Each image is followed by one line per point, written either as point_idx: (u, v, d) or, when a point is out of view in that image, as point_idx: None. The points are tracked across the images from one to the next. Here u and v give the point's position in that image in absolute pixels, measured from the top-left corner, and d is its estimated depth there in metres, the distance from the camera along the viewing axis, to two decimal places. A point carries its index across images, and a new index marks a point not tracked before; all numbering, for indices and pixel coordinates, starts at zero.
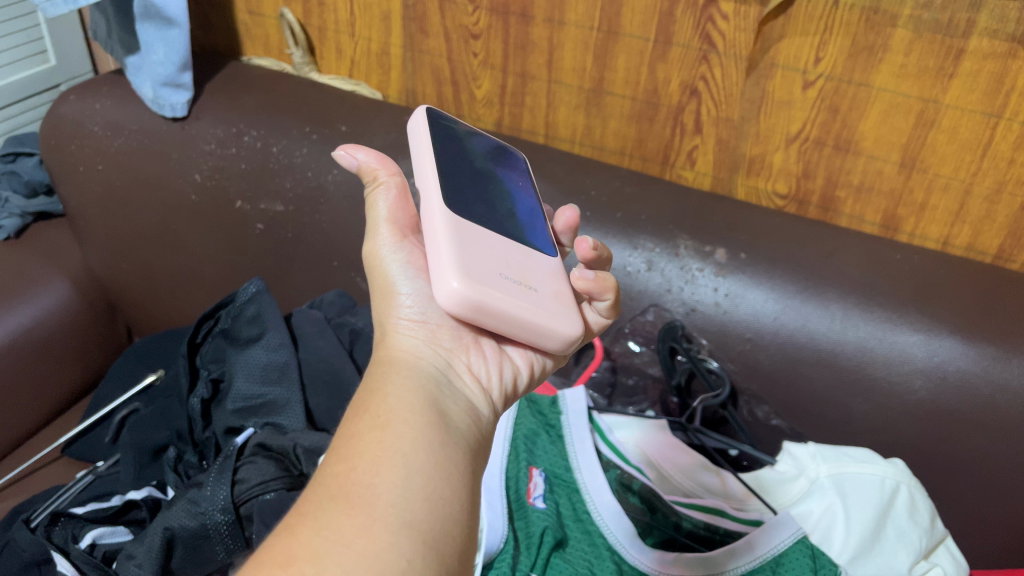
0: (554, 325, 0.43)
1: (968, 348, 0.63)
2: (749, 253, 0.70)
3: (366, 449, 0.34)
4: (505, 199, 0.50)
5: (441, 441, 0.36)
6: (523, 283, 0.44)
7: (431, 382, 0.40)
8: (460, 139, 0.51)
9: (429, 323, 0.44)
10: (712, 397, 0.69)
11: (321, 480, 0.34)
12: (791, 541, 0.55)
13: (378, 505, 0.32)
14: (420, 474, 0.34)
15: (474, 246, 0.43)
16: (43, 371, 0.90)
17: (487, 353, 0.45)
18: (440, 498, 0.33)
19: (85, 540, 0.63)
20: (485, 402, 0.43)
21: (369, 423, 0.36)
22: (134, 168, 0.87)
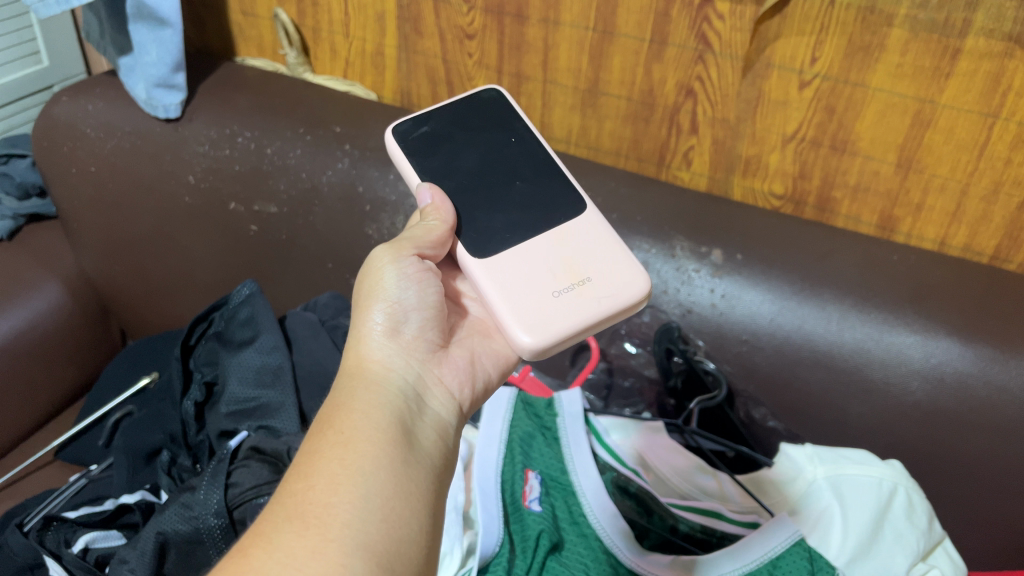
0: (620, 304, 0.49)
1: (965, 349, 0.63)
2: (745, 254, 0.70)
3: (326, 466, 0.35)
4: (500, 166, 0.54)
5: (403, 459, 0.37)
6: (573, 282, 0.50)
7: (401, 396, 0.41)
8: (445, 135, 0.54)
9: (403, 334, 0.44)
10: (708, 399, 0.70)
11: (280, 496, 0.34)
12: (788, 544, 0.54)
13: (333, 526, 0.32)
14: (378, 495, 0.34)
15: (519, 288, 0.49)
16: (36, 375, 0.90)
17: (458, 366, 0.46)
18: (397, 519, 0.34)
19: (78, 545, 0.63)
20: (454, 414, 0.44)
21: (331, 439, 0.36)
22: (127, 170, 0.87)
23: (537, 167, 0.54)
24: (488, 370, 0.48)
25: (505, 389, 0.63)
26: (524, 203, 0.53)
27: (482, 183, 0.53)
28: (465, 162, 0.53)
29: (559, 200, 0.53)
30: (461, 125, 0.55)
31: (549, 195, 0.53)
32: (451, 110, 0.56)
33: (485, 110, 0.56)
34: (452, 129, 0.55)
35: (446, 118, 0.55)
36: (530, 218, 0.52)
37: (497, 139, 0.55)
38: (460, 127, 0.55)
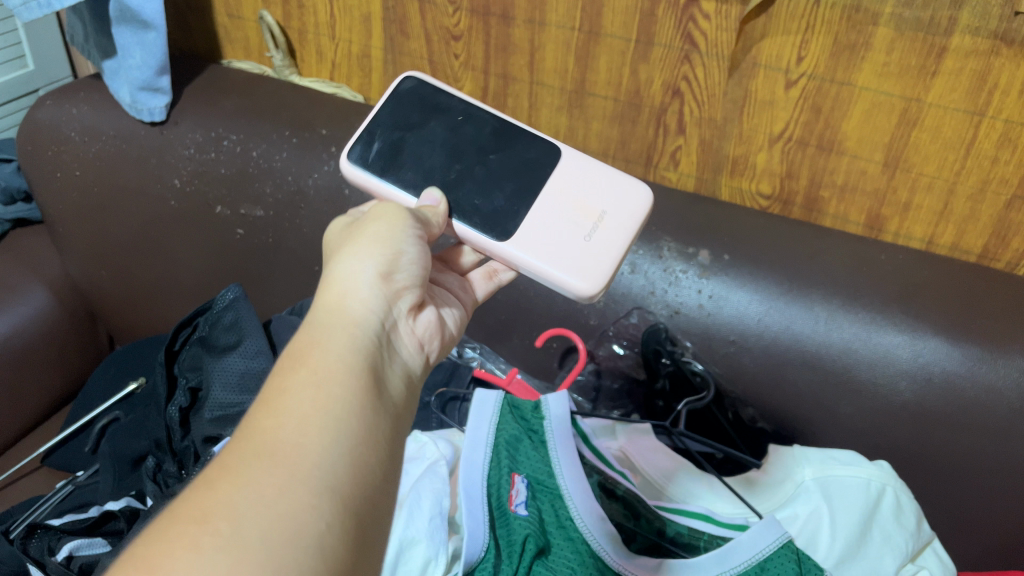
0: (628, 197, 0.54)
1: (953, 348, 0.63)
2: (732, 255, 0.70)
3: (298, 405, 0.31)
4: (462, 142, 0.54)
5: (375, 407, 0.33)
6: (592, 217, 0.53)
7: (377, 344, 0.37)
8: (405, 142, 0.53)
9: (396, 281, 0.40)
10: (697, 400, 0.69)
11: (248, 432, 0.31)
12: (775, 546, 0.53)
13: (302, 465, 0.29)
14: (349, 439, 0.31)
15: (552, 252, 0.51)
16: (21, 381, 0.89)
17: (424, 319, 0.43)
18: (365, 465, 0.31)
19: (61, 553, 0.61)
20: (419, 363, 0.40)
21: (305, 377, 0.32)
22: (112, 174, 0.86)
23: (496, 136, 0.54)
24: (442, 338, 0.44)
25: (493, 393, 0.63)
26: (509, 172, 0.54)
27: (460, 173, 0.53)
28: (437, 159, 0.53)
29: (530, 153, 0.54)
30: (404, 123, 0.54)
31: (521, 153, 0.54)
32: (384, 117, 0.54)
33: (414, 98, 0.55)
34: (402, 133, 0.53)
35: (388, 124, 0.54)
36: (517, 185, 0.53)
37: (447, 121, 0.54)
38: (405, 129, 0.54)
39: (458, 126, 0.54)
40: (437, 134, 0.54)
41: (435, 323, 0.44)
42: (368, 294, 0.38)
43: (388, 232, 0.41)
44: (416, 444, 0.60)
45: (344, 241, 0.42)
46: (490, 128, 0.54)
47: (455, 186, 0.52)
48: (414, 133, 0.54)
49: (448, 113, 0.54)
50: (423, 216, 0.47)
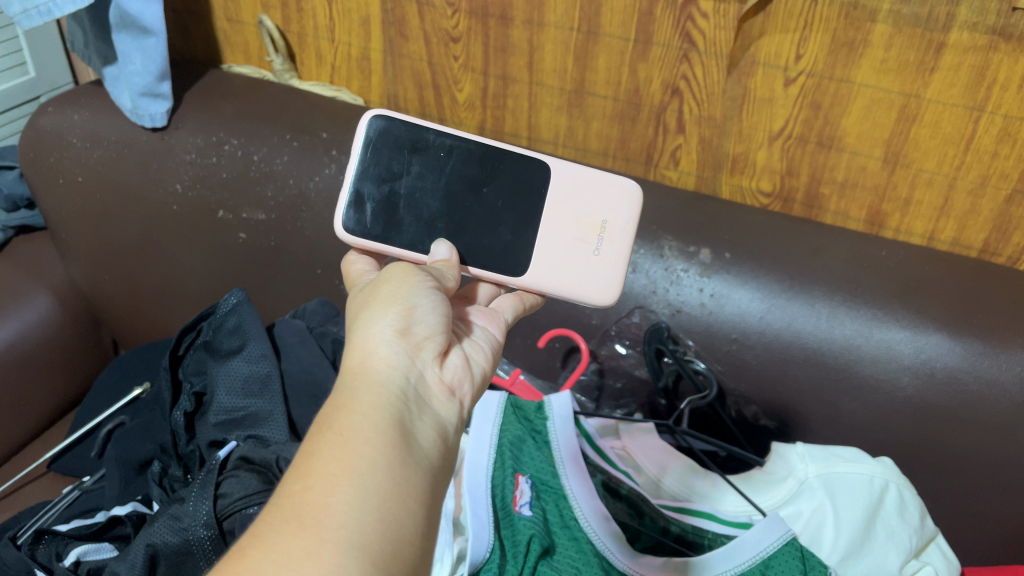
0: (626, 205, 0.56)
1: (955, 343, 0.63)
2: (733, 253, 0.70)
3: (322, 467, 0.30)
4: (455, 180, 0.52)
5: (406, 462, 0.31)
6: (595, 230, 0.55)
7: (403, 399, 0.34)
8: (399, 195, 0.51)
9: (416, 333, 0.38)
10: (700, 399, 0.68)
11: (274, 501, 0.29)
12: (780, 543, 0.54)
13: (329, 528, 0.28)
14: (377, 495, 0.29)
15: (572, 275, 0.54)
16: (27, 386, 0.90)
17: (454, 363, 0.40)
18: (396, 520, 0.29)
19: (68, 558, 0.61)
20: (455, 411, 0.37)
21: (329, 438, 0.31)
22: (114, 180, 0.86)
23: (483, 164, 0.52)
24: (482, 376, 0.42)
25: (496, 394, 0.63)
26: (506, 200, 0.53)
27: (462, 214, 0.52)
28: (435, 208, 0.51)
29: (522, 174, 0.54)
30: (389, 172, 0.51)
31: (513, 174, 0.53)
32: (365, 169, 0.51)
33: (391, 142, 0.51)
34: (391, 186, 0.51)
35: (373, 179, 0.51)
36: (519, 215, 0.54)
37: (432, 161, 0.52)
38: (392, 178, 0.51)
39: (445, 163, 0.52)
40: (429, 180, 0.51)
41: (471, 363, 0.42)
42: (389, 346, 0.36)
43: (400, 286, 0.40)
44: None
45: (357, 303, 0.40)
46: (474, 153, 0.52)
47: (460, 230, 0.52)
48: (406, 182, 0.51)
49: (430, 150, 0.52)
50: (436, 268, 0.45)
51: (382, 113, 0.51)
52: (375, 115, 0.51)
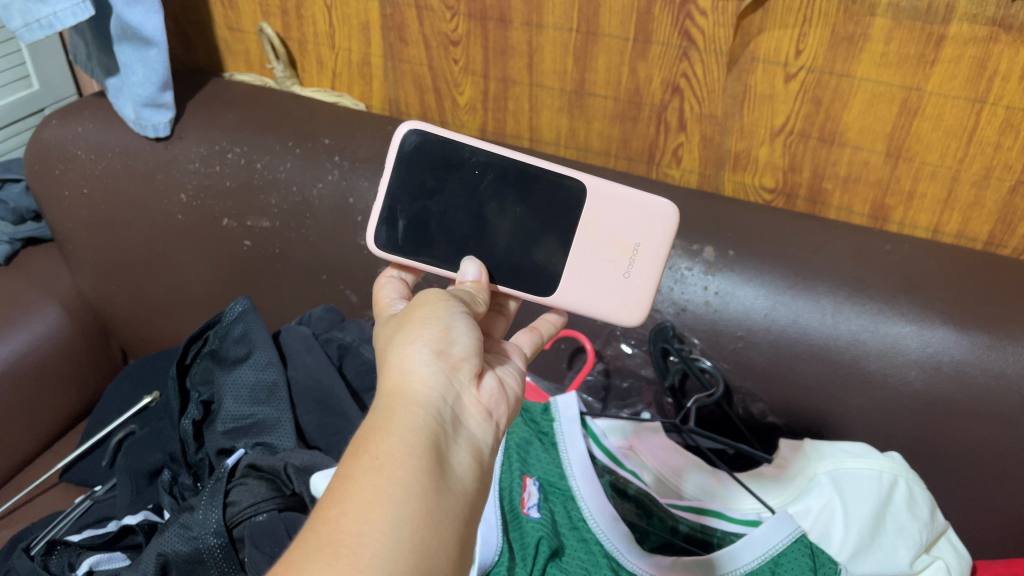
0: (663, 229, 0.54)
1: (962, 337, 0.63)
2: (737, 250, 0.70)
3: (358, 493, 0.30)
4: (488, 201, 0.51)
5: (440, 488, 0.31)
6: (627, 251, 0.54)
7: (440, 423, 0.34)
8: (430, 217, 0.51)
9: (452, 354, 0.38)
10: (707, 397, 0.68)
11: (310, 525, 0.29)
12: (789, 541, 0.54)
13: (364, 555, 0.27)
14: (410, 524, 0.29)
15: (600, 296, 0.54)
16: (37, 398, 0.90)
17: (490, 385, 0.40)
18: (428, 548, 0.29)
19: (81, 567, 0.61)
20: (490, 434, 0.37)
21: (366, 463, 0.31)
22: (118, 190, 0.87)
23: (517, 182, 0.51)
24: (514, 398, 0.42)
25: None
26: (538, 219, 0.52)
27: (494, 234, 0.51)
28: (467, 227, 0.51)
29: (555, 194, 0.52)
30: (422, 189, 0.50)
31: (546, 194, 0.52)
32: (399, 184, 0.50)
33: (426, 158, 0.50)
34: (424, 203, 0.50)
35: (406, 197, 0.50)
36: (552, 232, 0.53)
37: (466, 180, 0.50)
38: (425, 196, 0.50)
39: (478, 182, 0.51)
40: (462, 199, 0.51)
41: (504, 384, 0.41)
42: (427, 368, 0.36)
43: (437, 309, 0.40)
44: None
45: (394, 325, 0.40)
46: (507, 172, 0.51)
47: (489, 253, 0.51)
48: (439, 200, 0.50)
49: (463, 168, 0.50)
50: (466, 292, 0.46)
51: (418, 124, 0.49)
52: (411, 128, 0.49)
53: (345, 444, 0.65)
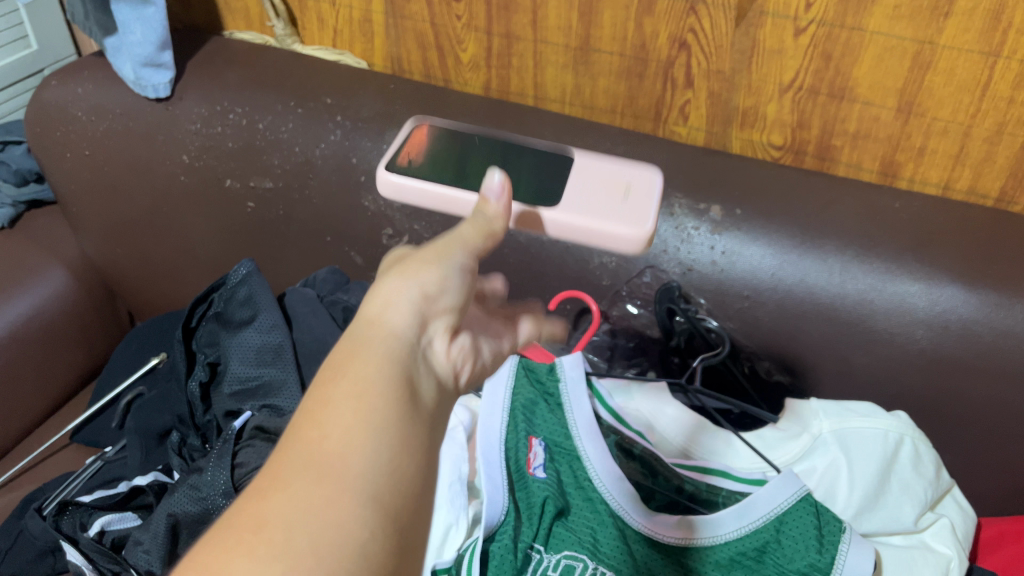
0: (653, 179, 0.53)
1: (969, 295, 0.62)
2: (744, 209, 0.69)
3: (353, 407, 0.29)
4: (485, 145, 0.53)
5: (431, 426, 0.31)
6: (621, 189, 0.52)
7: (442, 355, 0.34)
8: (429, 160, 0.53)
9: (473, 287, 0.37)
10: (713, 356, 0.67)
11: (296, 426, 0.28)
12: (794, 499, 0.53)
13: (353, 478, 0.27)
14: (402, 453, 0.29)
15: (599, 213, 0.50)
16: (46, 360, 0.91)
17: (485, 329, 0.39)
18: (413, 484, 0.29)
19: (93, 528, 0.61)
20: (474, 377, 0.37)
21: (367, 379, 0.30)
22: (120, 152, 0.86)
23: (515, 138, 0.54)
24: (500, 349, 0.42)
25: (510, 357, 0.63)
26: (535, 161, 0.53)
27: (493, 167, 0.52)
28: (468, 162, 0.52)
29: (555, 150, 0.54)
30: (424, 147, 0.54)
31: (548, 149, 0.54)
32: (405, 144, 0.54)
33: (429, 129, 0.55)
34: (427, 151, 0.53)
35: (410, 151, 0.53)
36: (551, 172, 0.52)
37: (464, 139, 0.54)
38: (428, 151, 0.53)
39: (477, 136, 0.54)
40: (462, 150, 0.53)
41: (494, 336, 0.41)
42: (450, 296, 0.35)
43: (467, 237, 0.38)
44: None
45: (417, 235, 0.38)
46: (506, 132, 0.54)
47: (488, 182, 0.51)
48: (439, 151, 0.53)
49: (462, 132, 0.54)
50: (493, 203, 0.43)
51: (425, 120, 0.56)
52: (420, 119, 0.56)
53: None
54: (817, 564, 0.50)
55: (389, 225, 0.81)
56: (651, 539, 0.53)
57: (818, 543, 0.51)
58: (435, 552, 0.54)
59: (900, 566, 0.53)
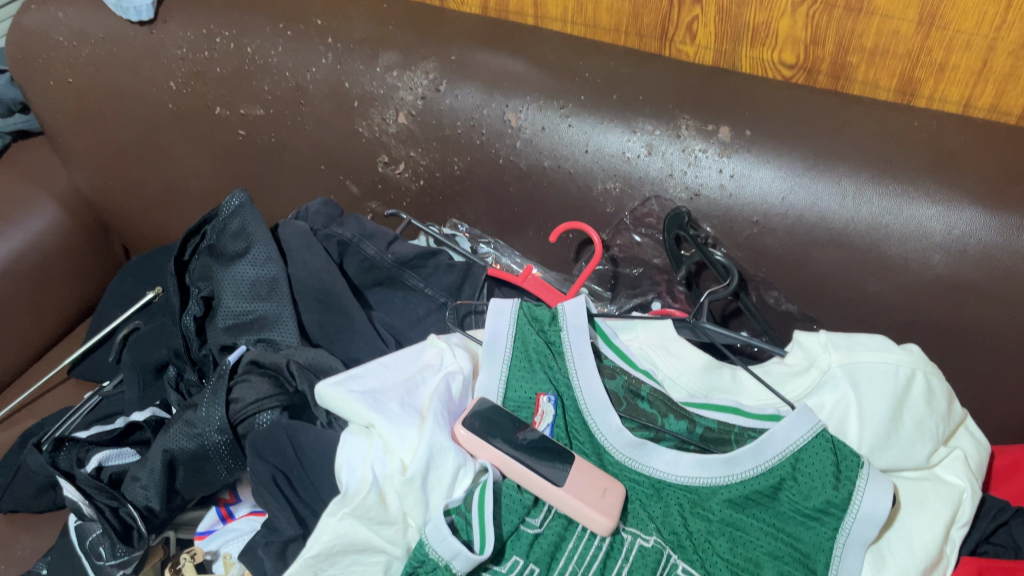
0: None
1: (989, 218, 0.60)
2: (754, 130, 0.67)
3: None
4: None
5: None
6: None
7: None
8: None
9: None
10: (721, 290, 0.64)
11: None
12: (810, 436, 0.51)
13: None
14: None
15: None
16: (40, 295, 0.89)
17: None
18: None
19: (89, 464, 0.60)
20: None
21: None
22: (105, 79, 0.83)
23: None
24: None
25: (509, 301, 0.58)
26: None
27: None
28: None
29: None
30: None
31: None
32: None
33: None
34: None
35: None
36: None
37: None
38: None
39: None
40: None
41: None
42: None
43: None
44: (433, 351, 0.56)
45: None
46: None
47: None
48: None
49: None
50: None
51: None
52: None
53: (350, 344, 0.63)
54: (834, 501, 0.49)
55: (385, 152, 0.78)
56: (675, 482, 0.53)
57: (835, 479, 0.50)
58: (444, 493, 0.47)
59: (914, 501, 0.52)
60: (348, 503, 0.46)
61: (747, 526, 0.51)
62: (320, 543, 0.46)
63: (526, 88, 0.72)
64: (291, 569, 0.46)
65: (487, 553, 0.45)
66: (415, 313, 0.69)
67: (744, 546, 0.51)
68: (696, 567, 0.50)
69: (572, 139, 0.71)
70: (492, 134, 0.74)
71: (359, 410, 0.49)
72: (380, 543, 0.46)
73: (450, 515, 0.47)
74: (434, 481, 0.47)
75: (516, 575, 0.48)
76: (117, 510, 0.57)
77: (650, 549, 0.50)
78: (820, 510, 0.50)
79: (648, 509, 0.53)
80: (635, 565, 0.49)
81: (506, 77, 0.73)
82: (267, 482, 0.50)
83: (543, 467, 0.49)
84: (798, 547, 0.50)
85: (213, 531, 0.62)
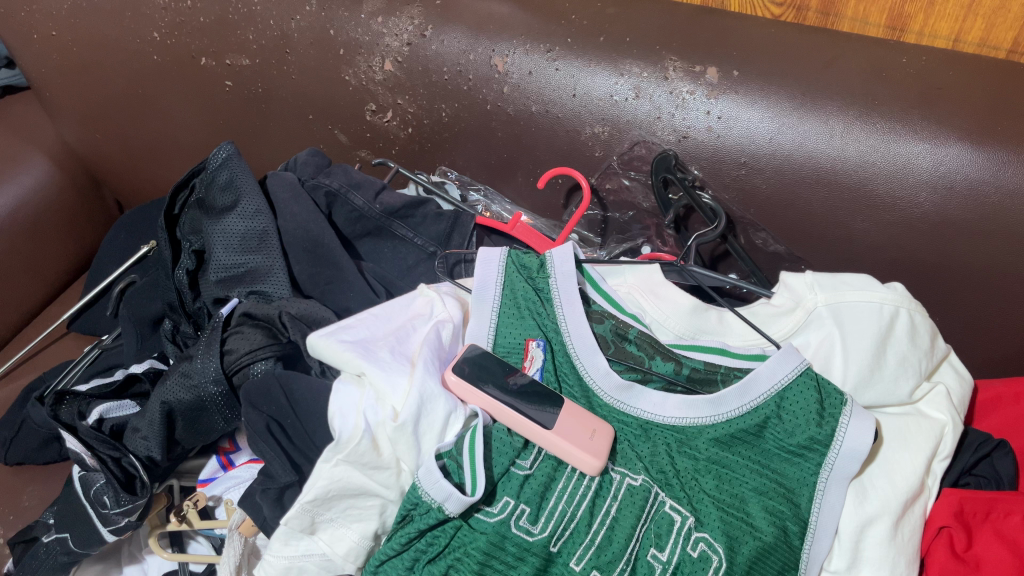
0: None
1: (978, 153, 0.60)
2: (742, 70, 0.66)
3: None
4: None
5: None
6: None
7: None
8: None
9: None
10: (709, 233, 0.63)
11: None
12: (794, 375, 0.52)
13: None
14: None
15: None
16: (35, 252, 0.90)
17: None
18: None
19: (92, 416, 0.61)
20: None
21: None
22: (88, 31, 0.82)
23: None
24: None
25: (497, 249, 0.59)
26: None
27: None
28: None
29: None
30: None
31: None
32: None
33: None
34: None
35: None
36: None
37: None
38: None
39: None
40: None
41: None
42: None
43: None
44: (423, 301, 0.57)
45: None
46: None
47: None
48: None
49: None
50: None
51: None
52: None
53: (341, 294, 0.64)
54: (817, 437, 0.51)
55: (373, 100, 0.78)
56: (663, 423, 0.53)
57: (819, 416, 0.51)
58: (435, 438, 0.48)
59: (897, 435, 0.53)
60: (342, 449, 0.47)
61: (732, 464, 0.52)
62: (316, 489, 0.46)
63: (512, 32, 0.72)
64: (288, 515, 0.47)
65: (478, 494, 0.45)
66: (405, 262, 0.70)
67: (730, 483, 0.52)
68: (683, 504, 0.51)
69: (559, 83, 0.71)
70: (478, 80, 0.73)
71: (349, 359, 0.49)
72: (376, 487, 0.47)
73: (442, 459, 0.48)
74: (425, 426, 0.48)
75: (507, 515, 0.48)
76: (120, 460, 0.58)
77: (638, 487, 0.51)
78: (804, 446, 0.51)
79: (636, 449, 0.53)
80: (623, 504, 0.50)
81: (492, 21, 0.72)
82: (262, 432, 0.51)
83: (533, 412, 0.50)
84: (783, 483, 0.51)
85: (215, 478, 0.64)
